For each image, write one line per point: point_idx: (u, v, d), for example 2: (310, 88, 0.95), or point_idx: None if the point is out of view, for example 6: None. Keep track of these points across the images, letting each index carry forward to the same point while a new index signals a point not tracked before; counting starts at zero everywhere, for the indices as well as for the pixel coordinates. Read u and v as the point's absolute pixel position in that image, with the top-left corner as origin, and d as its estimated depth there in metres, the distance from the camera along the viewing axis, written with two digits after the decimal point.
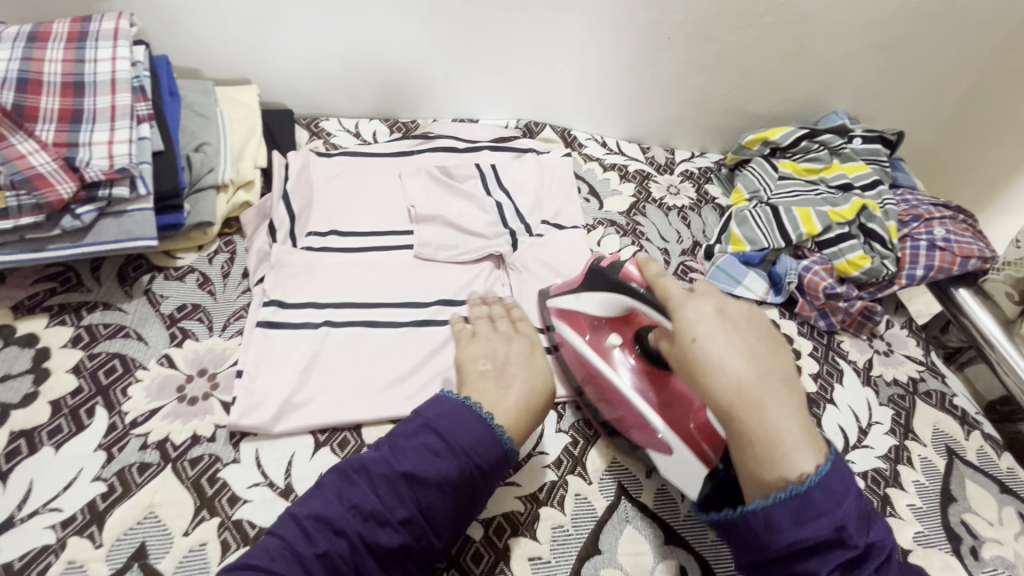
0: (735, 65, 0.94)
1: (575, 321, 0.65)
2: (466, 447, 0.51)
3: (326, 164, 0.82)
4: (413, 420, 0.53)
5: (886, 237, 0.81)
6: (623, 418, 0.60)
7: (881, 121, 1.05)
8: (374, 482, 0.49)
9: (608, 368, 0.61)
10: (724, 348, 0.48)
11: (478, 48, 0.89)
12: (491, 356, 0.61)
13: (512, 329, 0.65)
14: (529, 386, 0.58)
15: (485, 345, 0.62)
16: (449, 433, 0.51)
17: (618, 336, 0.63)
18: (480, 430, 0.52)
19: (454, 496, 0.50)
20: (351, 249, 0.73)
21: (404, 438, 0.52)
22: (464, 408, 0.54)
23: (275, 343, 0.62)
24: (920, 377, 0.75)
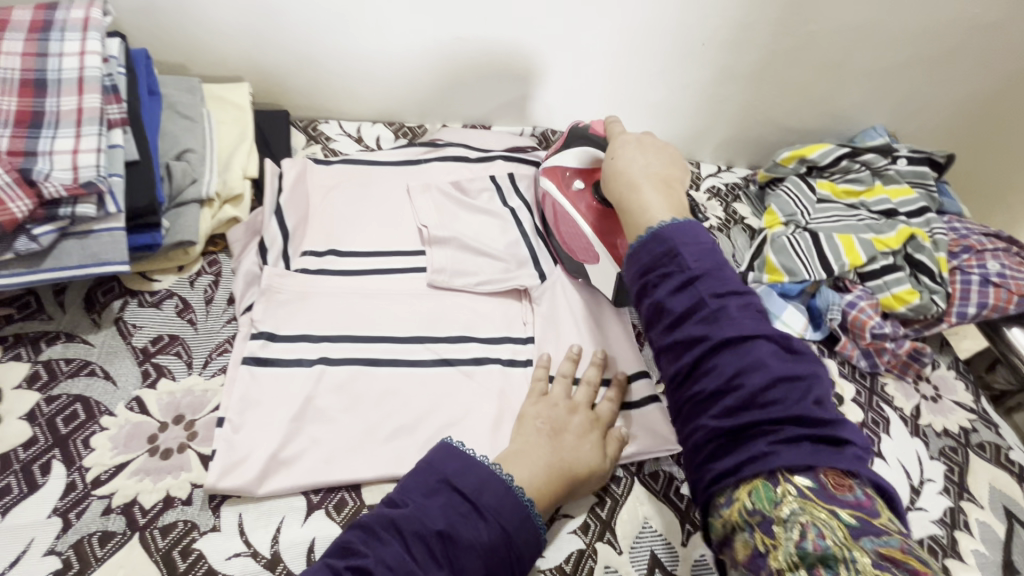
0: (770, 76, 0.87)
1: (554, 174, 0.71)
2: (495, 508, 0.45)
3: (324, 174, 0.74)
4: (427, 476, 0.46)
5: (935, 270, 0.75)
6: (570, 225, 0.69)
7: (922, 138, 0.98)
8: (406, 539, 0.42)
9: (568, 202, 0.70)
10: (634, 159, 0.60)
11: (492, 48, 0.81)
12: (547, 417, 0.55)
13: (585, 398, 0.58)
14: (560, 456, 0.52)
15: (548, 407, 0.56)
16: (474, 492, 0.45)
17: (583, 184, 0.71)
18: (507, 491, 0.46)
19: (490, 563, 0.43)
20: (351, 273, 0.65)
21: (423, 496, 0.45)
22: (485, 466, 0.47)
23: (262, 383, 0.54)
24: (972, 427, 0.69)
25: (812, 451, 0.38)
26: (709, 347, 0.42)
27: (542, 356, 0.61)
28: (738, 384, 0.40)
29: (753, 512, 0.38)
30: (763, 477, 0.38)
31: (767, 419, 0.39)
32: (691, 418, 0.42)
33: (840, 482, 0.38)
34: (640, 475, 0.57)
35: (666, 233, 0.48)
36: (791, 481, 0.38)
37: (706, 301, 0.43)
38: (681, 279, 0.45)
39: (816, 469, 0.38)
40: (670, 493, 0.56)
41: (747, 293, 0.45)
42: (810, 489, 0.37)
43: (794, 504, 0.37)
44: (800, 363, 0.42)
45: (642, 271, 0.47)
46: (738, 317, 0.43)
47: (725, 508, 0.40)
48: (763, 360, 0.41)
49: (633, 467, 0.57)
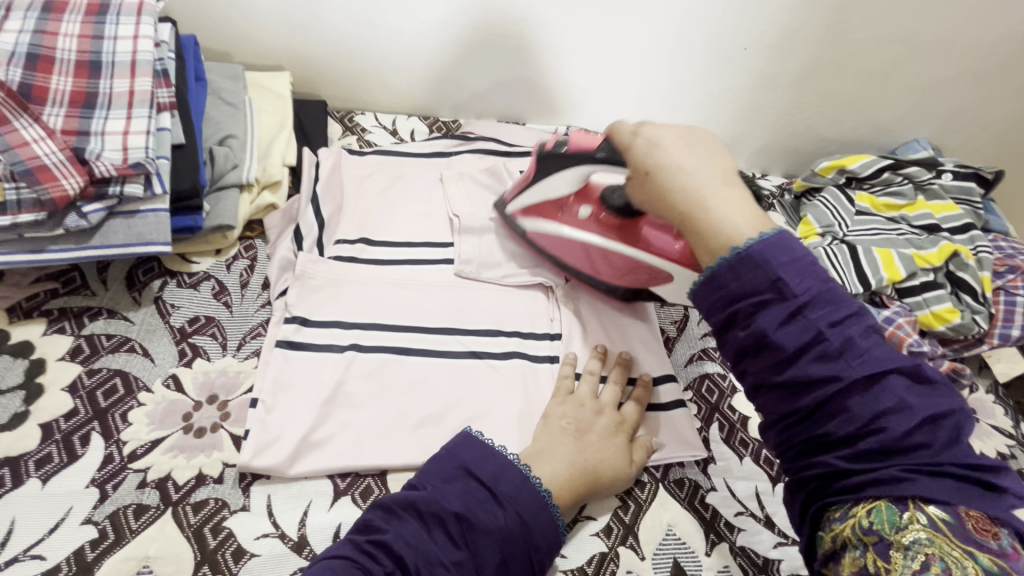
0: (813, 83, 0.85)
1: (540, 207, 0.65)
2: (513, 495, 0.44)
3: (358, 165, 0.76)
4: (447, 463, 0.46)
5: (978, 289, 0.73)
6: (583, 255, 0.63)
7: (968, 153, 0.95)
8: (424, 519, 0.42)
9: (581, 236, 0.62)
10: (672, 157, 0.48)
11: (532, 46, 0.81)
12: (572, 418, 0.55)
13: (610, 400, 0.57)
14: (585, 457, 0.51)
15: (573, 407, 0.56)
16: (491, 478, 0.45)
17: (587, 208, 0.62)
18: (526, 482, 0.45)
19: (505, 548, 0.42)
20: (382, 263, 0.66)
21: (441, 480, 0.45)
22: (504, 455, 0.47)
23: (294, 367, 0.55)
24: (1011, 453, 0.67)
25: (954, 489, 0.36)
26: (838, 390, 0.38)
27: (568, 355, 0.61)
28: (883, 419, 0.37)
29: (868, 533, 0.37)
30: (887, 500, 0.37)
31: (923, 453, 0.37)
32: (803, 450, 0.40)
33: (984, 527, 0.35)
34: (665, 482, 0.56)
35: (759, 254, 0.40)
36: (923, 510, 0.36)
37: (826, 335, 0.39)
38: (787, 309, 0.39)
39: (958, 509, 0.36)
40: (694, 501, 0.55)
41: (854, 310, 0.39)
42: (944, 522, 0.35)
43: (921, 534, 0.35)
44: (936, 396, 0.38)
45: (727, 300, 0.41)
46: (865, 346, 0.39)
47: (836, 523, 0.38)
48: (905, 399, 0.38)
49: (659, 473, 0.57)
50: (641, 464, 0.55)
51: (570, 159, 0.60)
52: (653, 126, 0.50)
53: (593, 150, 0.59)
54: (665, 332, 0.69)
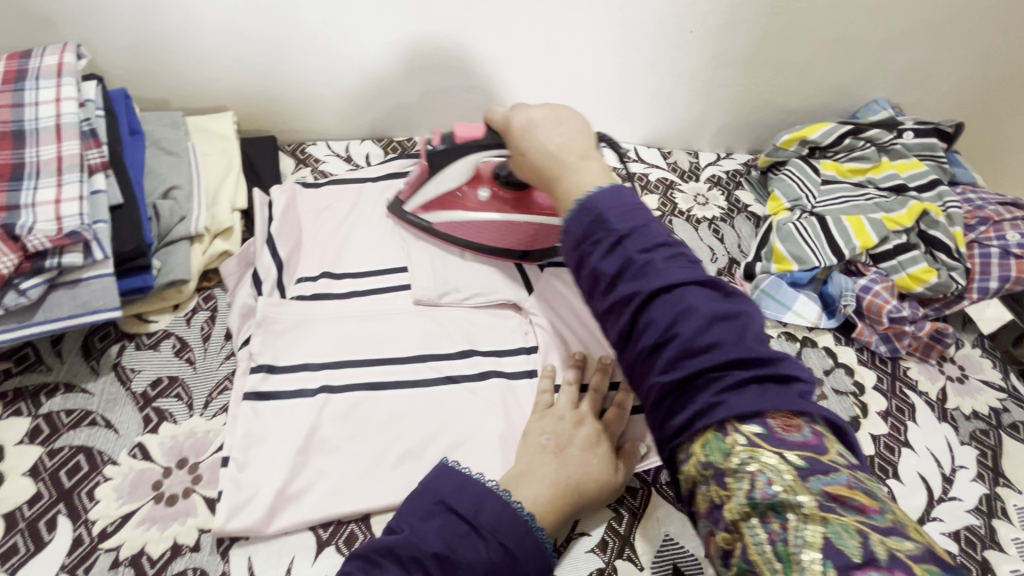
0: (765, 58, 0.84)
1: (449, 202, 0.70)
2: (494, 526, 0.43)
3: (314, 197, 0.74)
4: (424, 498, 0.45)
5: (951, 245, 0.72)
6: (504, 234, 0.68)
7: (928, 108, 0.94)
8: (405, 565, 0.40)
9: (476, 215, 0.69)
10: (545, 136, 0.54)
11: (475, 54, 0.80)
12: (552, 431, 0.53)
13: (591, 408, 0.56)
14: (567, 472, 0.50)
15: (552, 421, 0.54)
16: (471, 510, 0.44)
17: (487, 190, 0.70)
18: (506, 512, 0.44)
19: None
20: (345, 297, 0.65)
21: (420, 518, 0.43)
22: (484, 484, 0.45)
23: (265, 419, 0.54)
24: (1003, 407, 0.66)
25: (760, 395, 0.35)
26: (643, 302, 0.39)
27: (546, 367, 0.60)
28: (674, 335, 0.38)
29: (707, 466, 0.35)
30: (714, 429, 0.36)
31: (717, 353, 0.37)
32: (639, 373, 0.40)
33: (788, 423, 0.35)
34: (658, 485, 0.55)
35: (593, 201, 0.44)
36: (739, 430, 0.35)
37: (637, 258, 0.40)
38: (609, 241, 0.42)
39: (765, 414, 0.35)
40: None
41: (664, 240, 0.42)
42: (760, 436, 0.35)
43: (745, 454, 0.34)
44: (736, 302, 0.40)
45: (574, 242, 0.44)
46: (664, 267, 0.40)
47: (686, 465, 0.37)
48: (693, 304, 0.38)
49: (651, 476, 0.56)
50: (626, 472, 0.53)
51: (465, 149, 0.63)
52: (522, 111, 0.57)
53: (480, 138, 0.63)
54: None
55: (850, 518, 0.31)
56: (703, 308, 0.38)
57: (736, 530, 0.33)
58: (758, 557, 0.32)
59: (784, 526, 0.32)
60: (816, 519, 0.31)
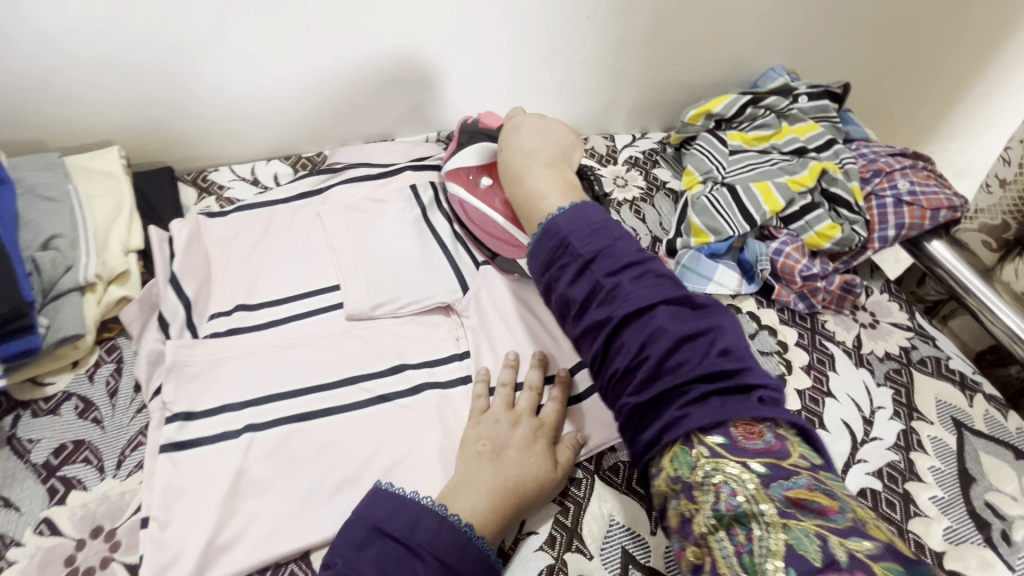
0: (662, 37, 0.86)
1: (459, 177, 0.73)
2: (430, 543, 0.43)
3: (219, 227, 0.70)
4: (357, 528, 0.44)
5: (851, 200, 0.76)
6: (489, 223, 0.69)
7: (821, 70, 0.99)
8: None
9: (482, 203, 0.70)
10: (523, 139, 0.68)
11: (374, 60, 0.78)
12: (488, 437, 0.53)
13: (525, 407, 0.56)
14: (505, 477, 0.49)
15: (488, 426, 0.54)
16: (406, 532, 0.43)
17: (491, 178, 0.72)
18: (444, 529, 0.44)
19: None
20: (263, 328, 0.62)
21: (354, 548, 0.43)
22: (419, 503, 0.45)
23: (186, 470, 0.51)
24: (912, 345, 0.71)
25: (720, 406, 0.43)
26: (615, 325, 0.48)
27: (479, 371, 0.59)
28: (646, 356, 0.46)
29: (677, 480, 0.42)
30: (681, 442, 0.43)
31: (685, 370, 0.45)
32: (613, 394, 0.49)
33: (749, 431, 0.42)
34: (601, 471, 0.56)
35: (555, 226, 0.55)
36: (703, 441, 0.42)
37: (603, 283, 0.50)
38: (577, 267, 0.51)
39: (727, 424, 0.42)
40: (632, 483, 0.55)
41: (633, 261, 0.51)
42: (721, 446, 0.41)
43: (709, 465, 0.41)
44: (699, 321, 0.47)
45: (543, 266, 0.54)
46: (631, 288, 0.49)
47: (657, 478, 0.44)
48: (664, 326, 0.47)
49: (593, 465, 0.56)
50: (566, 467, 0.53)
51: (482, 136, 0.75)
52: (519, 117, 0.71)
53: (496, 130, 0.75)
54: None
55: (809, 521, 0.36)
56: (664, 322, 0.47)
57: (705, 542, 0.39)
58: (724, 565, 0.37)
59: (749, 536, 0.37)
60: (776, 524, 0.36)
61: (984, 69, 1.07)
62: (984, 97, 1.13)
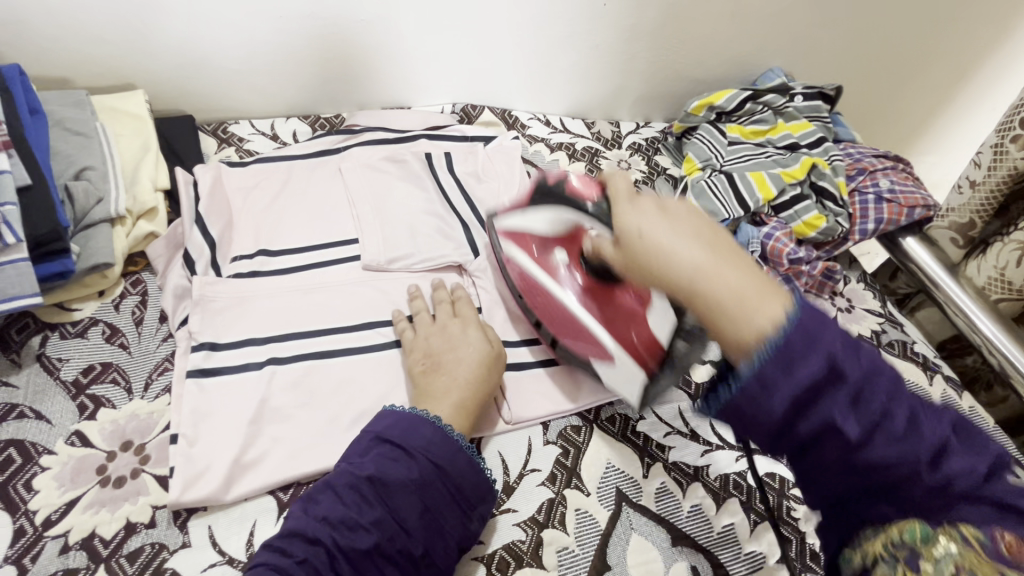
0: (672, 29, 0.91)
1: (522, 242, 0.63)
2: (423, 448, 0.48)
3: (241, 176, 0.73)
4: (363, 439, 0.49)
5: (836, 194, 0.82)
6: (565, 326, 0.61)
7: (816, 74, 1.05)
8: (340, 492, 0.45)
9: (553, 287, 0.61)
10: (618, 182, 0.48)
11: (398, 27, 0.81)
12: (423, 352, 0.58)
13: (446, 315, 0.61)
14: (449, 378, 0.55)
15: (422, 343, 0.58)
16: (402, 438, 0.48)
17: (565, 253, 0.61)
18: (434, 434, 0.49)
19: (424, 496, 0.46)
20: (284, 272, 0.65)
21: (357, 452, 0.48)
22: (414, 414, 0.50)
23: (212, 395, 0.54)
24: (882, 329, 0.77)
25: (994, 516, 0.35)
26: (896, 456, 0.34)
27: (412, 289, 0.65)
28: (926, 466, 0.34)
29: (898, 552, 0.35)
30: (921, 522, 0.35)
31: (954, 474, 0.35)
32: (849, 493, 0.36)
33: (1020, 547, 0.34)
34: (598, 421, 0.60)
35: (820, 385, 0.32)
36: (956, 527, 0.35)
37: (881, 418, 0.34)
38: (847, 399, 0.33)
39: (994, 532, 0.34)
40: (627, 433, 0.60)
41: (901, 378, 0.35)
42: (978, 540, 0.34)
43: (950, 547, 0.34)
44: (967, 436, 0.36)
45: (793, 400, 0.33)
46: (900, 392, 0.34)
47: (869, 541, 0.37)
48: (946, 438, 0.35)
49: (592, 414, 0.61)
50: (500, 341, 0.60)
51: (564, 198, 0.60)
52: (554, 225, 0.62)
53: (588, 200, 0.57)
54: None
55: None
56: (831, 339, 0.33)
57: None
58: None
59: None
60: None
61: (963, 87, 1.15)
62: (963, 113, 1.21)
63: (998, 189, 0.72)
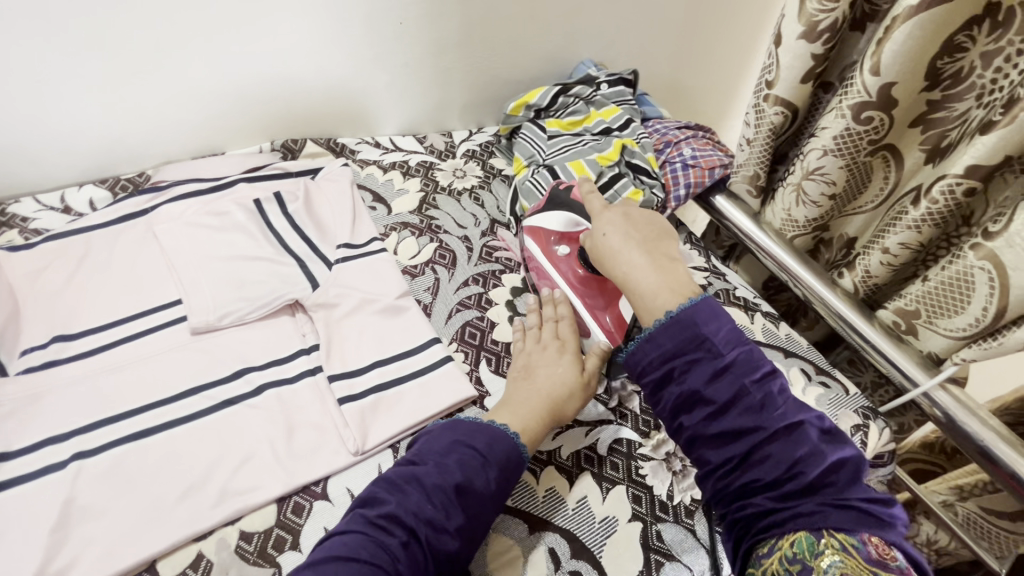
0: (479, 37, 0.94)
1: (539, 236, 0.74)
2: (471, 469, 0.51)
3: (26, 260, 0.65)
4: (442, 440, 0.54)
5: (648, 168, 0.89)
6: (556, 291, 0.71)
7: (626, 61, 1.13)
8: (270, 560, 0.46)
9: (554, 269, 0.72)
10: (615, 230, 0.63)
11: (186, 73, 0.77)
12: (523, 365, 0.65)
13: (549, 335, 0.67)
14: (540, 390, 0.61)
15: (536, 351, 0.66)
16: (483, 447, 0.53)
17: (568, 247, 0.72)
18: (504, 439, 0.54)
19: (467, 513, 0.49)
20: (87, 355, 0.60)
21: (440, 454, 0.52)
22: (485, 424, 0.55)
23: (3, 512, 0.48)
24: (708, 282, 0.85)
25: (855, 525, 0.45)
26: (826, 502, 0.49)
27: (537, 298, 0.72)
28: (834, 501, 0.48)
29: (793, 561, 0.43)
30: (807, 531, 0.45)
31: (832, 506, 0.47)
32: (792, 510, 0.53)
33: (883, 551, 0.43)
34: None
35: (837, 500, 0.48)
36: (836, 536, 0.44)
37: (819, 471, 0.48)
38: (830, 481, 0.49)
39: (864, 535, 0.44)
40: None
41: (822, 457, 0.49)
42: (853, 546, 0.43)
43: (835, 557, 0.43)
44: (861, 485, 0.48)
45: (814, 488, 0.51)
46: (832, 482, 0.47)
47: (765, 556, 0.45)
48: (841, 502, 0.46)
49: None
50: (593, 372, 0.64)
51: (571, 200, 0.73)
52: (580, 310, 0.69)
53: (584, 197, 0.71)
54: (422, 301, 0.74)
55: None
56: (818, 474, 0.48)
57: None
58: None
59: None
60: None
61: None
62: None
63: (767, 142, 0.79)
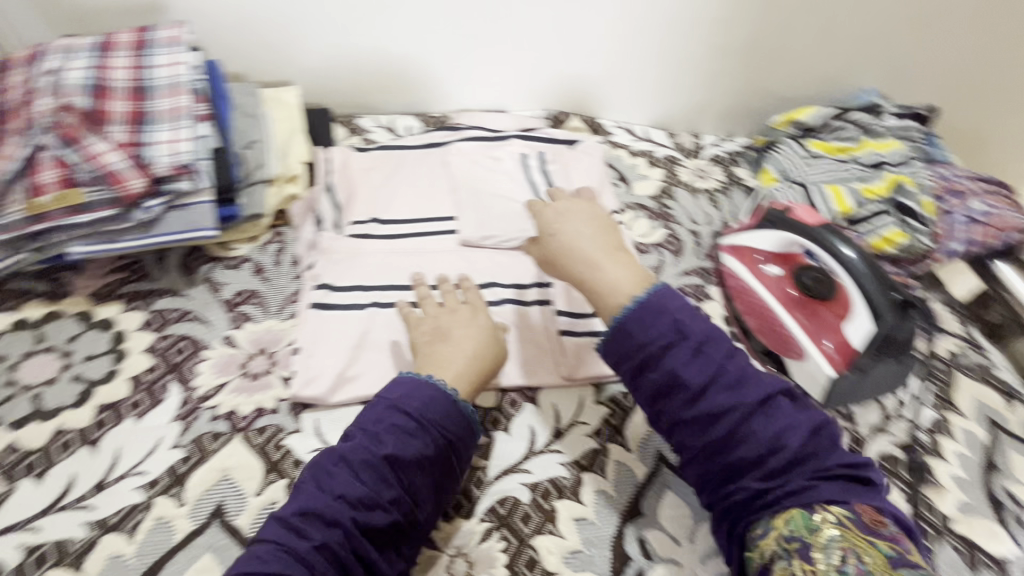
0: (765, 49, 0.95)
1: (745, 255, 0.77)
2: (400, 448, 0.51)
3: (364, 159, 0.87)
4: (378, 406, 0.54)
5: (920, 212, 0.81)
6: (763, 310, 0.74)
7: (918, 98, 1.03)
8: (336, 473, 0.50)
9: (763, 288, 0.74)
10: (573, 224, 0.60)
11: (507, 41, 0.93)
12: (432, 326, 0.63)
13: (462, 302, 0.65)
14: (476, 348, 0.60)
15: (457, 316, 0.63)
16: (415, 418, 0.52)
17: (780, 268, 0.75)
18: (437, 417, 0.53)
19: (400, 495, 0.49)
20: (388, 238, 0.77)
21: (372, 423, 0.52)
22: (435, 388, 0.55)
23: (328, 322, 0.67)
24: (961, 352, 0.75)
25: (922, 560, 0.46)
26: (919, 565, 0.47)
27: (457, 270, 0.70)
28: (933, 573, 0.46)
29: (788, 538, 0.44)
30: (798, 507, 0.45)
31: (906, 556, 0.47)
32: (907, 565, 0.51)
33: (875, 519, 0.45)
34: None
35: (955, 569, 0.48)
36: (828, 510, 0.44)
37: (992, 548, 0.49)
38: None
39: (852, 511, 0.45)
40: None
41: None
42: (847, 516, 0.44)
43: (832, 530, 0.43)
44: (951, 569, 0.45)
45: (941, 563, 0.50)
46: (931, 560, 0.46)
47: (759, 535, 0.46)
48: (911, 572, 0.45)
49: None
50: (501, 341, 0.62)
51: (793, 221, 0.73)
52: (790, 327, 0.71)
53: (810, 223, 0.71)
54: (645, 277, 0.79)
55: None
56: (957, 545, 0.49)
57: None
58: None
59: None
60: None
61: None
62: None
63: None
